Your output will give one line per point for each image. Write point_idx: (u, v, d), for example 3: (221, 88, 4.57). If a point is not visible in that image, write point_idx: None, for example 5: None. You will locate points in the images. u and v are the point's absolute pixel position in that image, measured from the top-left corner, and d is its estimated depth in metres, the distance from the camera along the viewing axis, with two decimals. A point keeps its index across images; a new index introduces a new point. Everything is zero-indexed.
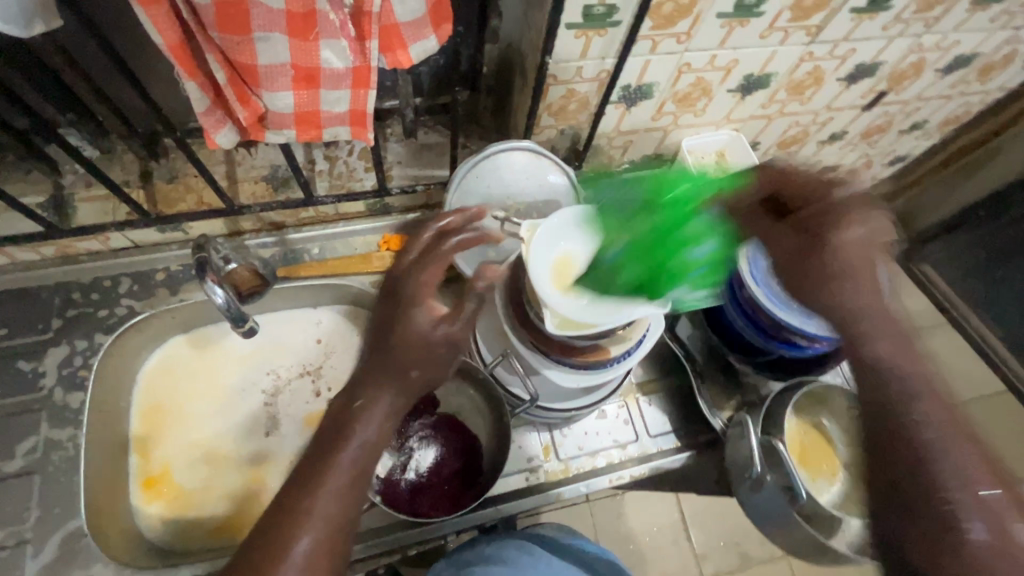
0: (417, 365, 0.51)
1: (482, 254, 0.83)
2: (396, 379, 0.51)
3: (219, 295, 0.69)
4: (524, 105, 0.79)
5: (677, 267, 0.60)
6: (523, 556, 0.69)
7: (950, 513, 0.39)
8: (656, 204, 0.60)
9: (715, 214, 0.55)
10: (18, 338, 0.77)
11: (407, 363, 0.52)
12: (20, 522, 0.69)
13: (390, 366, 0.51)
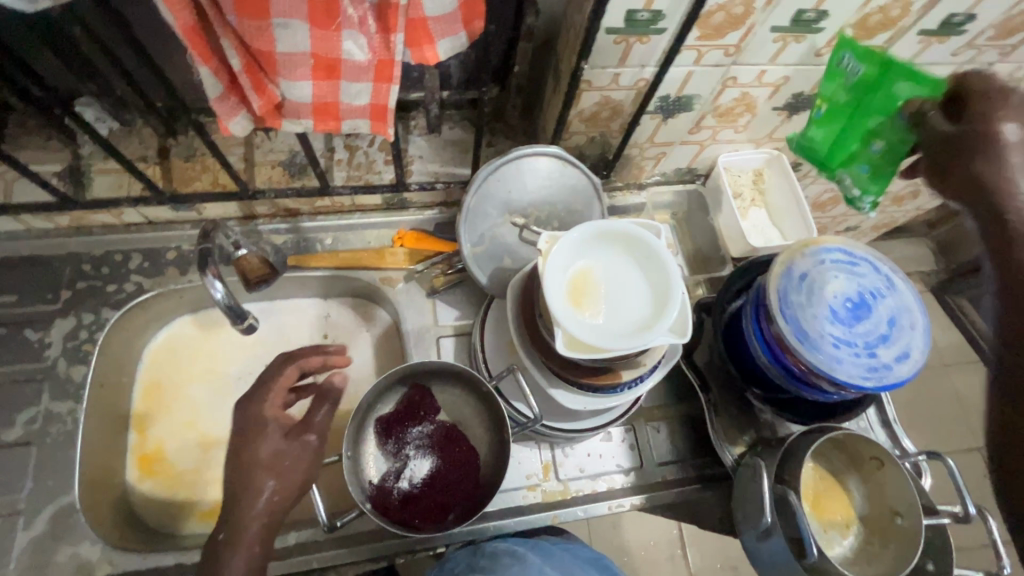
0: (269, 498, 0.60)
1: (497, 262, 0.79)
2: (250, 519, 0.59)
3: (218, 288, 0.64)
4: (555, 108, 0.75)
5: (847, 155, 0.67)
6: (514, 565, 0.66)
7: None
8: (870, 82, 0.61)
9: (904, 116, 0.59)
10: (26, 306, 0.77)
11: (265, 451, 0.62)
12: (15, 493, 0.69)
13: (243, 510, 0.59)
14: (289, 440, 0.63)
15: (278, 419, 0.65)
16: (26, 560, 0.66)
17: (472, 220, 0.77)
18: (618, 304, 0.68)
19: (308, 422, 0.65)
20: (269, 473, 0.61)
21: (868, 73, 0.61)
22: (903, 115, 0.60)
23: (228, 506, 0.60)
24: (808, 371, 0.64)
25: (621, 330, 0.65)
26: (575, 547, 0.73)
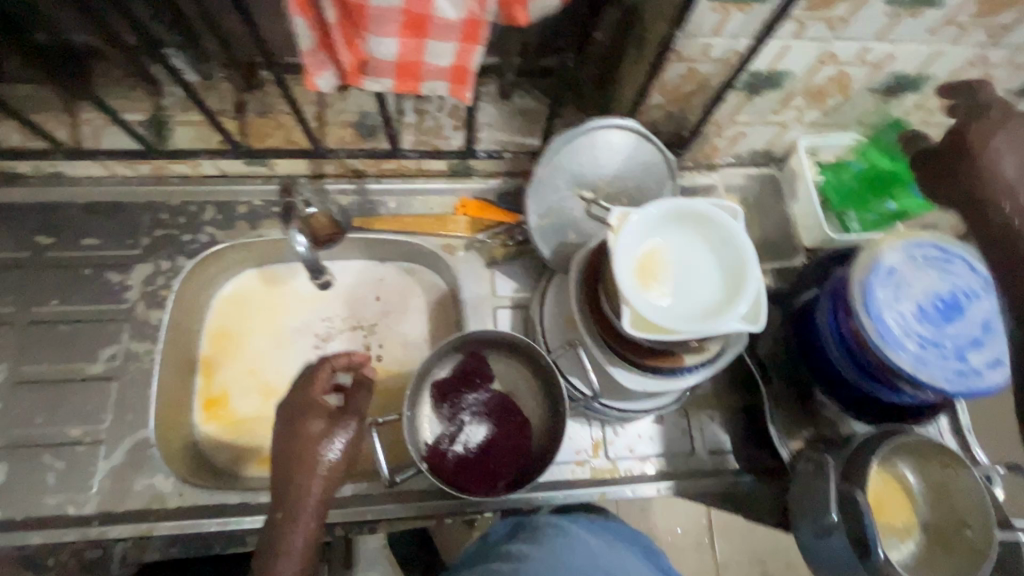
0: (321, 481, 0.60)
1: (561, 235, 0.77)
2: (306, 502, 0.59)
3: (302, 244, 0.73)
4: (636, 80, 0.72)
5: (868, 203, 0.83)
6: (557, 536, 0.65)
7: None
8: (890, 151, 0.80)
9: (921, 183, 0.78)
10: (108, 249, 0.80)
11: (318, 450, 0.61)
12: (96, 423, 0.73)
13: (297, 493, 0.59)
14: (334, 426, 0.62)
15: (322, 408, 0.64)
16: (106, 487, 0.70)
17: (541, 190, 0.76)
18: (688, 287, 0.65)
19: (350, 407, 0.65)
20: (322, 458, 0.60)
21: (890, 145, 0.80)
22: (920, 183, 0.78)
23: (279, 492, 0.59)
24: (888, 370, 0.61)
25: (691, 314, 0.64)
26: (616, 525, 0.73)
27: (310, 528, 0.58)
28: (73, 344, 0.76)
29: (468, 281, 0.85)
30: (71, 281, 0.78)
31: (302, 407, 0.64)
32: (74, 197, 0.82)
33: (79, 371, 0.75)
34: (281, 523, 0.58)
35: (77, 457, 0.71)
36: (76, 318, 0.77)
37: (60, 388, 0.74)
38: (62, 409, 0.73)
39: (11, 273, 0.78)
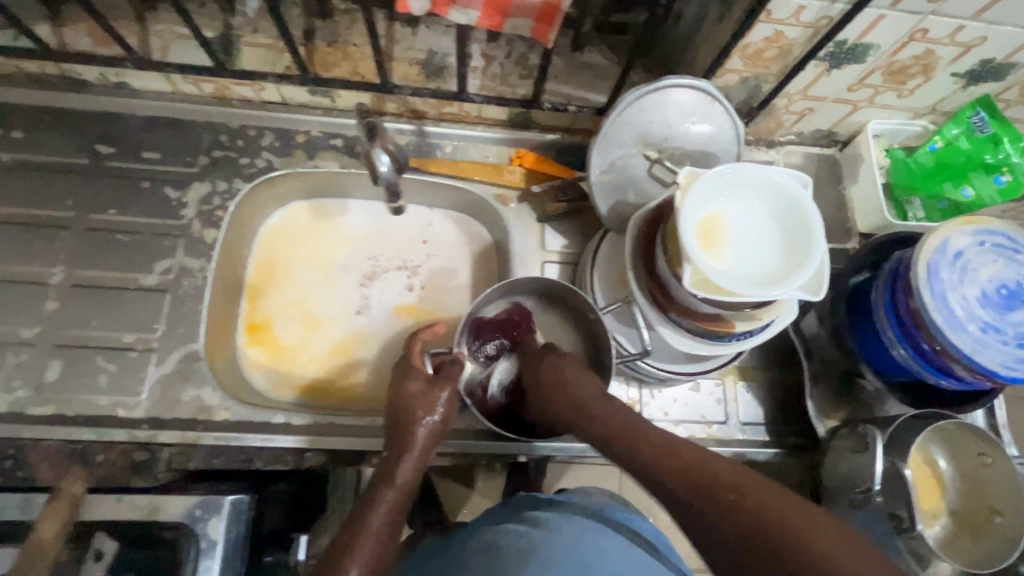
0: (423, 432, 0.65)
1: (621, 193, 0.77)
2: (411, 448, 0.64)
3: (385, 163, 0.72)
4: (718, 40, 0.71)
5: (943, 189, 0.80)
6: (588, 522, 0.63)
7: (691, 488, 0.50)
8: (993, 140, 0.75)
9: (1007, 179, 0.76)
10: (167, 165, 0.81)
11: (417, 405, 0.66)
12: (148, 332, 0.74)
13: (403, 439, 0.65)
14: (431, 388, 0.68)
15: (420, 371, 0.70)
16: (157, 394, 0.72)
17: (606, 146, 0.75)
18: (749, 252, 0.66)
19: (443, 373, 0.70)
20: (422, 413, 0.66)
21: (993, 133, 0.75)
22: (1006, 178, 0.76)
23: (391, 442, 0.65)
24: (941, 351, 0.62)
25: (751, 279, 0.64)
26: (638, 517, 0.73)
27: (410, 470, 0.63)
28: (128, 254, 0.77)
29: (518, 233, 0.86)
30: (130, 192, 0.79)
31: (402, 371, 0.71)
32: (136, 109, 0.82)
33: (134, 281, 0.76)
34: (389, 463, 0.63)
35: (129, 361, 0.72)
36: (132, 229, 0.78)
37: (114, 295, 0.75)
38: (116, 315, 0.74)
39: (70, 178, 0.78)
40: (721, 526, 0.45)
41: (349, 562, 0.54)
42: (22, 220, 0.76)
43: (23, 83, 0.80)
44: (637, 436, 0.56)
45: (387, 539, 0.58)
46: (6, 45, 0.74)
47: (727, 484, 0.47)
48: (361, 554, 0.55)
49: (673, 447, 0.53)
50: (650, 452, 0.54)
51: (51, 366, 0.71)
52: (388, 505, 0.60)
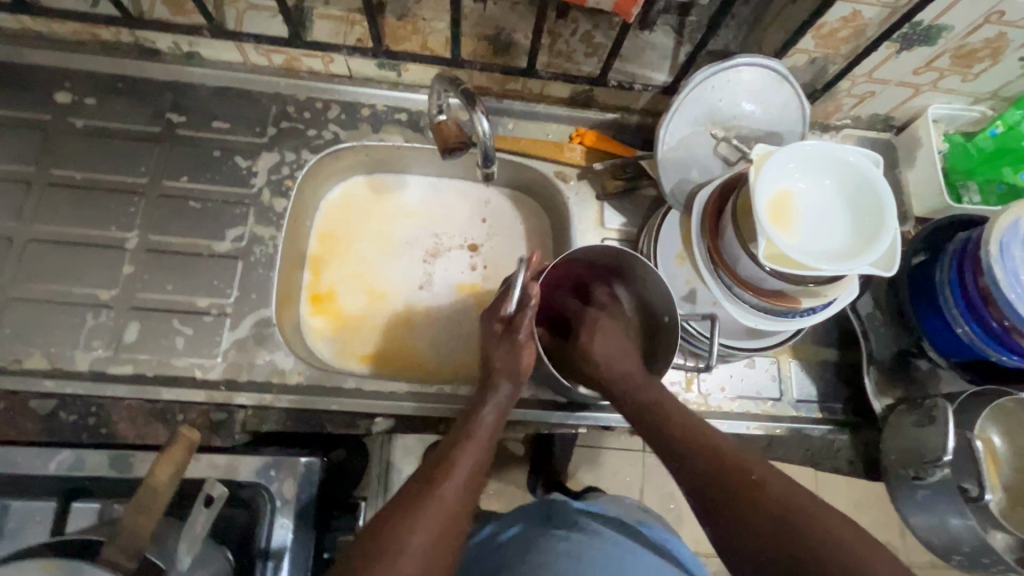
0: (519, 365, 0.67)
1: (685, 171, 0.79)
2: (499, 386, 0.66)
3: (485, 124, 0.69)
4: (792, 20, 0.72)
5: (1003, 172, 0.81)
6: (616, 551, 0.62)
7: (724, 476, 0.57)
8: None
9: None
10: (237, 134, 0.82)
11: (499, 355, 0.67)
12: (223, 297, 0.75)
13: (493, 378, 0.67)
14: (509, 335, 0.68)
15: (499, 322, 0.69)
16: (232, 357, 0.73)
17: (674, 123, 0.76)
18: (819, 229, 0.67)
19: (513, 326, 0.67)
20: (506, 351, 0.67)
21: None
22: None
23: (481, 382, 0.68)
24: (1010, 328, 0.65)
25: (822, 254, 0.65)
26: (676, 538, 0.69)
27: (508, 389, 0.66)
28: (200, 221, 0.78)
29: (577, 210, 0.87)
30: (201, 160, 0.80)
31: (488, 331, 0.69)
32: (205, 79, 0.83)
33: (207, 247, 0.77)
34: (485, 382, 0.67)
35: (204, 325, 0.74)
36: (204, 197, 0.79)
37: (188, 261, 0.76)
38: (190, 280, 0.76)
39: (143, 146, 0.80)
40: (761, 525, 0.53)
41: (461, 458, 0.60)
42: (97, 185, 0.78)
43: (96, 50, 0.81)
44: (693, 434, 0.62)
45: (490, 443, 0.63)
46: (86, 10, 0.75)
47: (769, 506, 0.54)
48: (470, 452, 0.60)
49: (720, 455, 0.59)
50: (693, 459, 0.60)
51: (130, 327, 0.73)
52: (492, 414, 0.65)
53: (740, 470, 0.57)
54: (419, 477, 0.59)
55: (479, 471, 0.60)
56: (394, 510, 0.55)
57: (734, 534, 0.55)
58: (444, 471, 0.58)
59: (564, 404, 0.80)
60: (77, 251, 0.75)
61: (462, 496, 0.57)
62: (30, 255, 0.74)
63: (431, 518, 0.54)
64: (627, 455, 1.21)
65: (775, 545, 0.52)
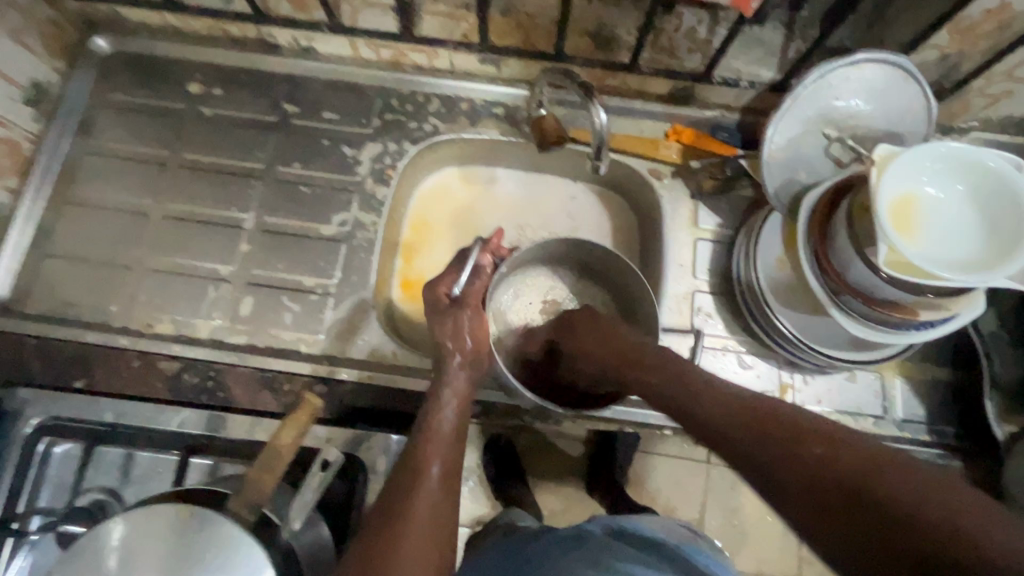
0: (466, 345, 0.65)
1: (793, 171, 0.75)
2: (449, 366, 0.65)
3: (604, 115, 0.69)
4: (926, 13, 0.68)
5: None
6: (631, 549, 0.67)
7: (760, 428, 0.51)
8: None
9: None
10: (345, 125, 0.86)
11: (446, 335, 0.65)
12: (327, 277, 0.80)
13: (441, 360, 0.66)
14: (453, 313, 0.66)
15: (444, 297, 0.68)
16: (334, 334, 0.78)
17: (785, 121, 0.73)
18: (943, 236, 0.63)
19: (461, 299, 0.67)
20: (455, 328, 0.66)
21: None
22: None
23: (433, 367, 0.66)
24: None
25: (946, 263, 0.61)
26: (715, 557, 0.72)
27: (465, 375, 0.65)
28: (310, 205, 0.83)
29: (669, 209, 0.85)
30: (312, 148, 0.85)
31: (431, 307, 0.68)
32: (318, 73, 0.88)
33: (314, 230, 0.82)
34: (439, 370, 0.66)
35: (310, 303, 0.79)
36: (313, 182, 0.84)
37: (296, 242, 0.81)
38: (300, 260, 0.81)
39: (261, 133, 0.86)
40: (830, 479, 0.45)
41: (428, 461, 0.59)
42: (220, 168, 0.84)
43: (224, 45, 0.88)
44: (723, 403, 0.55)
45: (457, 438, 0.62)
46: (220, 7, 0.81)
47: (846, 478, 0.44)
48: (433, 449, 0.60)
49: (766, 422, 0.51)
50: (750, 444, 0.51)
51: (244, 301, 0.79)
52: (453, 406, 0.64)
53: (801, 438, 0.48)
54: (389, 483, 0.58)
55: (452, 464, 0.60)
56: (375, 524, 0.55)
57: (797, 502, 0.46)
58: (415, 478, 0.57)
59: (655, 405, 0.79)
60: (201, 228, 0.82)
61: (441, 490, 0.57)
62: (162, 230, 0.81)
63: (414, 523, 0.54)
64: (694, 467, 1.14)
65: (846, 508, 0.43)
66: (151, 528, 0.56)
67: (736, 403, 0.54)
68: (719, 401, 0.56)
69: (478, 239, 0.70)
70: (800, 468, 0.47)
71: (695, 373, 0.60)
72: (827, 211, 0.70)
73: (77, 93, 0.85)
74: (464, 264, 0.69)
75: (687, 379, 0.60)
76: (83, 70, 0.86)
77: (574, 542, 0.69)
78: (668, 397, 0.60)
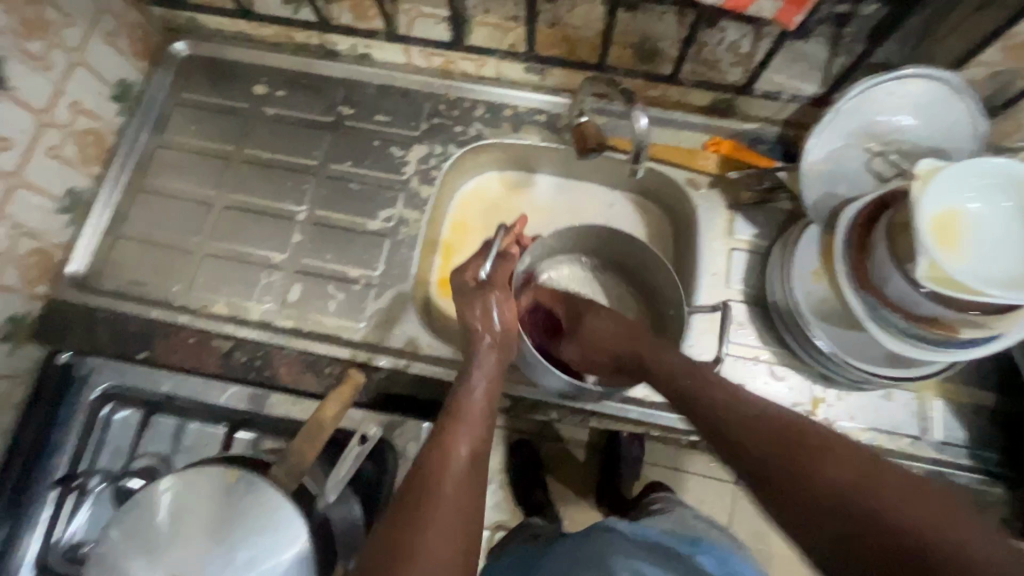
0: (495, 325, 0.68)
1: (832, 185, 0.75)
2: (479, 347, 0.67)
3: (644, 120, 0.71)
4: (976, 29, 0.67)
5: None
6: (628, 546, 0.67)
7: (755, 435, 0.56)
8: None
9: None
10: (395, 126, 0.91)
11: (473, 319, 0.68)
12: (370, 269, 0.84)
13: (471, 342, 0.68)
14: (479, 296, 0.68)
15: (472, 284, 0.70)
16: (374, 322, 0.82)
17: (826, 135, 0.73)
18: (989, 252, 0.62)
19: (484, 284, 0.70)
20: (486, 309, 0.68)
21: None
22: None
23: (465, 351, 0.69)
24: None
25: (993, 280, 0.60)
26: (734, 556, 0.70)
27: (494, 356, 0.67)
28: (359, 201, 0.88)
29: (704, 219, 0.86)
30: (364, 148, 0.90)
31: (461, 292, 0.70)
32: (373, 78, 0.93)
33: (361, 224, 0.87)
34: (469, 352, 0.68)
35: (354, 292, 0.83)
36: (362, 179, 0.89)
37: (344, 235, 0.86)
38: (347, 251, 0.85)
39: (317, 132, 0.91)
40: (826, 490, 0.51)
41: (455, 443, 0.60)
42: (279, 164, 0.90)
43: (290, 51, 0.94)
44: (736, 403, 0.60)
45: (485, 420, 0.64)
46: (290, 16, 0.88)
47: (837, 485, 0.50)
48: (461, 430, 0.61)
49: (771, 428, 0.56)
50: (750, 446, 0.56)
51: (294, 287, 0.84)
52: (481, 386, 0.66)
53: (796, 448, 0.54)
54: (418, 465, 0.60)
55: (480, 444, 0.61)
56: (407, 509, 0.55)
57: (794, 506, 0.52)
58: (442, 459, 0.58)
59: (681, 410, 0.79)
60: (259, 218, 0.88)
61: (467, 473, 0.58)
62: (223, 218, 0.88)
63: (440, 509, 0.55)
64: (719, 485, 1.11)
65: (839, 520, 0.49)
66: (197, 488, 0.60)
67: (740, 405, 0.59)
68: (738, 411, 0.59)
69: (500, 227, 0.73)
70: (816, 495, 0.51)
71: (702, 371, 0.64)
72: (866, 224, 0.70)
73: (156, 91, 0.93)
74: (486, 250, 0.72)
75: (690, 375, 0.64)
76: (164, 70, 0.94)
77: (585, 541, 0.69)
78: (679, 392, 0.64)
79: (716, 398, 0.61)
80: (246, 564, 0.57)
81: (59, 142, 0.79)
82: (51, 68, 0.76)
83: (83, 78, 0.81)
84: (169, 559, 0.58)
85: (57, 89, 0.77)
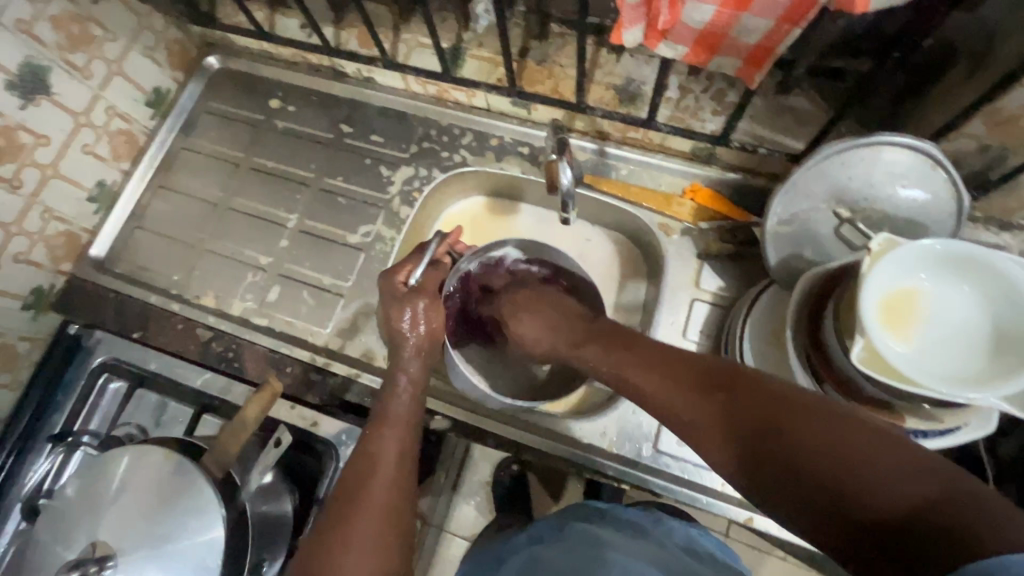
0: (421, 330, 0.71)
1: (796, 248, 0.73)
2: (405, 351, 0.71)
3: (567, 175, 0.76)
4: (959, 99, 0.63)
5: None
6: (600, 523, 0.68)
7: (710, 411, 0.51)
8: None
9: None
10: (387, 147, 0.96)
11: (398, 318, 0.71)
12: (343, 280, 0.90)
13: (398, 348, 0.71)
14: (406, 298, 0.72)
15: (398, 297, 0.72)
16: (338, 330, 0.87)
17: (792, 197, 0.71)
18: (939, 341, 0.58)
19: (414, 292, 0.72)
20: (407, 310, 0.71)
21: None
22: None
23: (392, 354, 0.72)
24: None
25: (936, 371, 0.56)
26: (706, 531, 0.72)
27: (418, 362, 0.71)
28: (344, 214, 0.94)
29: (671, 266, 0.85)
30: (356, 165, 0.96)
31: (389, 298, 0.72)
32: (374, 100, 0.99)
33: (341, 237, 0.92)
34: (394, 357, 0.71)
35: (325, 299, 0.89)
36: (350, 195, 0.95)
37: (326, 246, 0.92)
38: (325, 260, 0.91)
39: (317, 147, 0.98)
40: (784, 456, 0.45)
41: (381, 446, 0.64)
42: (280, 173, 0.98)
43: (304, 70, 1.02)
44: (703, 382, 0.54)
45: (408, 420, 0.67)
46: (303, 41, 0.96)
47: (803, 447, 0.44)
48: (391, 434, 0.65)
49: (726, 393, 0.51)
50: (709, 423, 0.51)
51: (273, 289, 0.91)
52: (406, 391, 0.69)
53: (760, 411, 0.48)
54: (347, 469, 0.63)
55: (405, 441, 0.66)
56: (333, 513, 0.60)
57: (764, 476, 0.46)
58: (367, 464, 0.62)
59: (617, 457, 0.79)
60: (254, 221, 0.96)
61: (392, 477, 0.62)
62: (225, 218, 0.97)
63: (368, 509, 0.59)
64: None
65: (809, 488, 0.43)
66: (141, 461, 0.67)
67: (694, 375, 0.55)
68: (695, 380, 0.54)
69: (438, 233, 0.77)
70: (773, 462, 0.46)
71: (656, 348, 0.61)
72: (819, 299, 0.66)
73: (187, 99, 1.04)
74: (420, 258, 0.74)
75: (636, 355, 0.61)
76: (196, 81, 1.05)
77: (556, 532, 0.68)
78: (626, 378, 0.61)
79: (664, 376, 0.57)
80: (165, 537, 0.63)
81: (93, 141, 0.91)
82: (90, 77, 0.87)
83: (120, 86, 0.92)
84: (105, 521, 0.65)
85: (94, 95, 0.88)
